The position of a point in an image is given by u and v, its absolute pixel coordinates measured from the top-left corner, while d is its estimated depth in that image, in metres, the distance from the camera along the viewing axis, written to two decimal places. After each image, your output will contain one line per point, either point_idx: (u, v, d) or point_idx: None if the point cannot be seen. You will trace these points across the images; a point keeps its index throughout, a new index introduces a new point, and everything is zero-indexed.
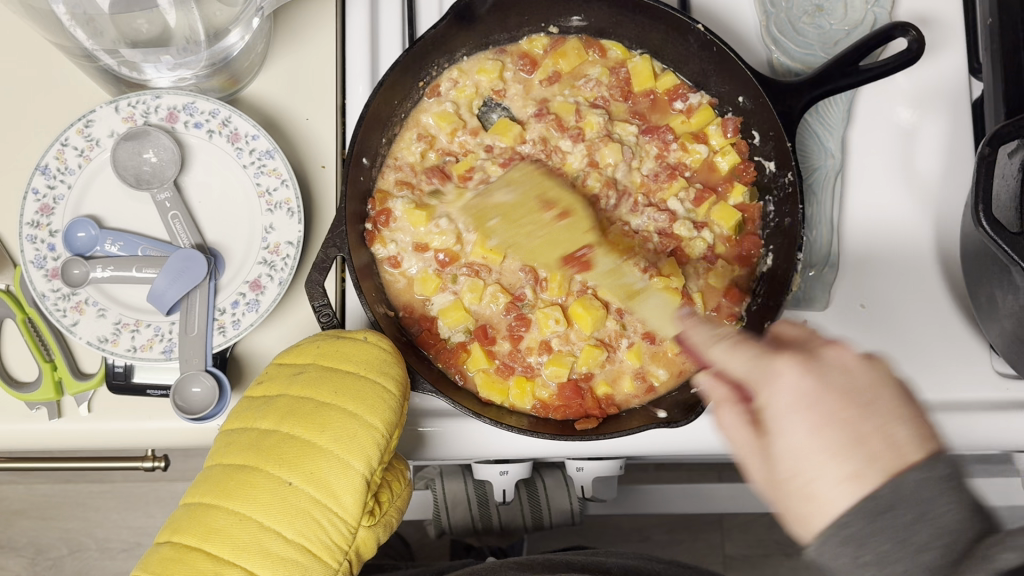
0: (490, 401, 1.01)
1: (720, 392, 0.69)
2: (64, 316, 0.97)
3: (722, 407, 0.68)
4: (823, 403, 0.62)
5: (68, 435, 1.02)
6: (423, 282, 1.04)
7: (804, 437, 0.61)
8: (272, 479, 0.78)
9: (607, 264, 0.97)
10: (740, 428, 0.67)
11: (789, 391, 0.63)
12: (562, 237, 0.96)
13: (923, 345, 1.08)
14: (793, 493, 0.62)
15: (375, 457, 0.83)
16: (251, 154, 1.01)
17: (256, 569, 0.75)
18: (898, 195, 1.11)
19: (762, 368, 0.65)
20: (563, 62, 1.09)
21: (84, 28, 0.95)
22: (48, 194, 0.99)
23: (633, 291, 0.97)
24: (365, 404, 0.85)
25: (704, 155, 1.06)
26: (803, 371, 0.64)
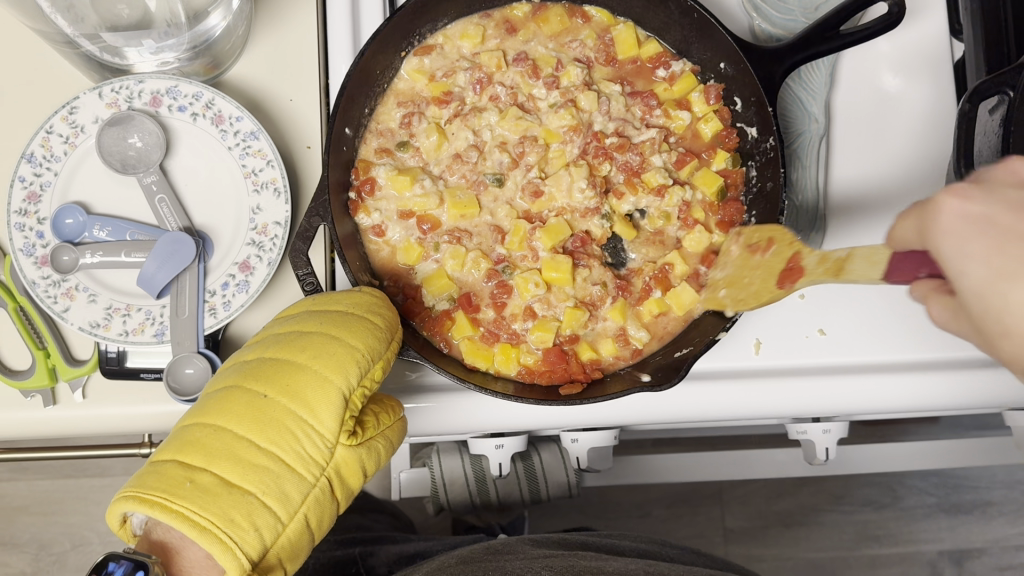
0: (476, 367, 1.00)
1: (928, 288, 0.73)
2: (55, 303, 0.97)
3: (931, 301, 0.72)
4: (999, 223, 0.63)
5: (64, 422, 1.03)
6: (406, 251, 1.03)
7: (977, 265, 0.63)
8: (248, 393, 0.74)
9: (815, 257, 0.81)
10: (950, 305, 0.70)
11: (955, 219, 0.65)
12: (776, 264, 0.87)
13: (909, 311, 1.10)
14: (998, 328, 0.62)
15: (354, 374, 0.80)
16: (235, 136, 1.02)
17: (227, 475, 0.69)
18: (880, 155, 1.12)
19: (924, 211, 0.67)
20: (545, 27, 1.09)
21: (65, 15, 0.94)
22: (34, 182, 0.99)
23: (840, 264, 0.78)
24: (350, 330, 0.83)
25: (687, 122, 1.08)
26: (964, 197, 0.65)
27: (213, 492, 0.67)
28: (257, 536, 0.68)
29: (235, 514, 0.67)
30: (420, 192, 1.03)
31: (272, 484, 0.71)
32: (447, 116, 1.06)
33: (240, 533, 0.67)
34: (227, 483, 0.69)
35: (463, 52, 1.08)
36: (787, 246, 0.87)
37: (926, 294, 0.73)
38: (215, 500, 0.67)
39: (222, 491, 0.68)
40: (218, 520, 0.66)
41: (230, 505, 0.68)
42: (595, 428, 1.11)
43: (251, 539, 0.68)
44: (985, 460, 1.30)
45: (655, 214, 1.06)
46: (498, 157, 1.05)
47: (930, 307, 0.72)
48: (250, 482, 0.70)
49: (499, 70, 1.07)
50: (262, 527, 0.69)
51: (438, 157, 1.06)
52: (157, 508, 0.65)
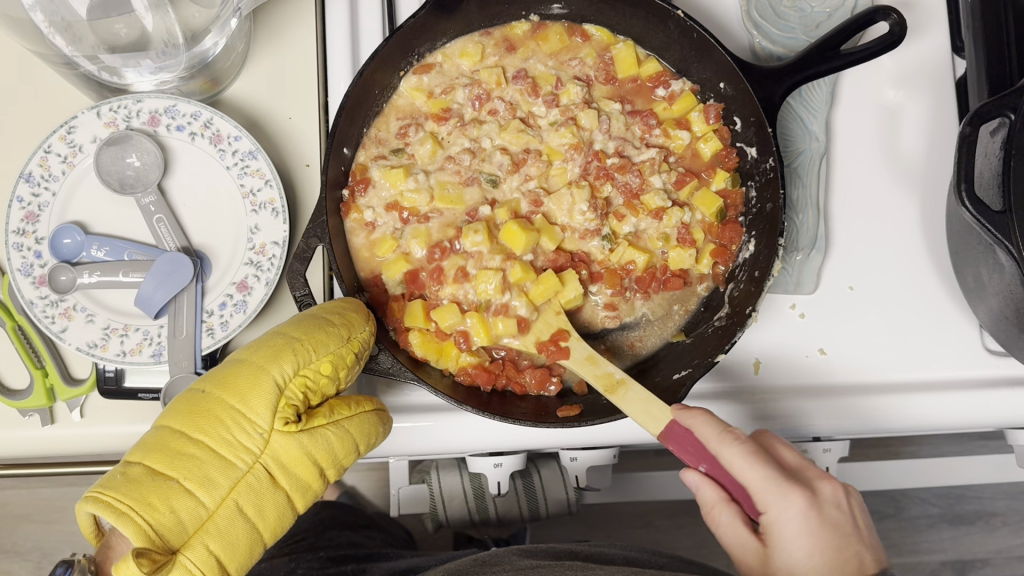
0: (424, 359, 0.99)
1: (712, 494, 0.84)
2: (52, 323, 0.97)
3: (717, 508, 0.84)
4: (823, 535, 0.78)
5: (61, 441, 1.03)
6: (382, 242, 1.02)
7: (800, 558, 0.78)
8: (189, 391, 0.79)
9: (582, 352, 0.94)
10: (736, 529, 0.82)
11: (797, 518, 0.78)
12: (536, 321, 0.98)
13: (910, 332, 1.10)
14: None
15: (293, 361, 0.81)
16: (234, 155, 1.01)
17: (152, 463, 0.73)
18: (880, 175, 1.12)
19: (781, 485, 0.80)
20: (545, 46, 1.08)
21: (63, 35, 0.94)
22: (32, 202, 0.99)
23: (612, 385, 0.90)
24: (300, 323, 0.85)
25: (687, 141, 1.06)
26: (807, 506, 0.79)
27: (136, 480, 0.71)
28: (175, 518, 0.71)
29: (153, 497, 0.71)
30: (413, 187, 1.02)
31: (196, 469, 0.73)
32: (446, 130, 1.05)
33: (156, 515, 0.70)
34: (152, 472, 0.72)
35: (462, 70, 1.08)
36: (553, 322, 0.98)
37: (711, 502, 0.84)
38: (137, 486, 0.71)
39: (144, 478, 0.71)
40: (136, 503, 0.69)
41: (149, 490, 0.71)
42: (594, 447, 1.11)
43: (166, 520, 0.70)
44: (986, 477, 1.30)
45: (653, 236, 1.04)
46: (498, 160, 1.03)
47: (714, 513, 0.84)
48: (173, 468, 0.73)
49: (498, 86, 1.06)
50: (181, 510, 0.72)
51: (432, 163, 1.04)
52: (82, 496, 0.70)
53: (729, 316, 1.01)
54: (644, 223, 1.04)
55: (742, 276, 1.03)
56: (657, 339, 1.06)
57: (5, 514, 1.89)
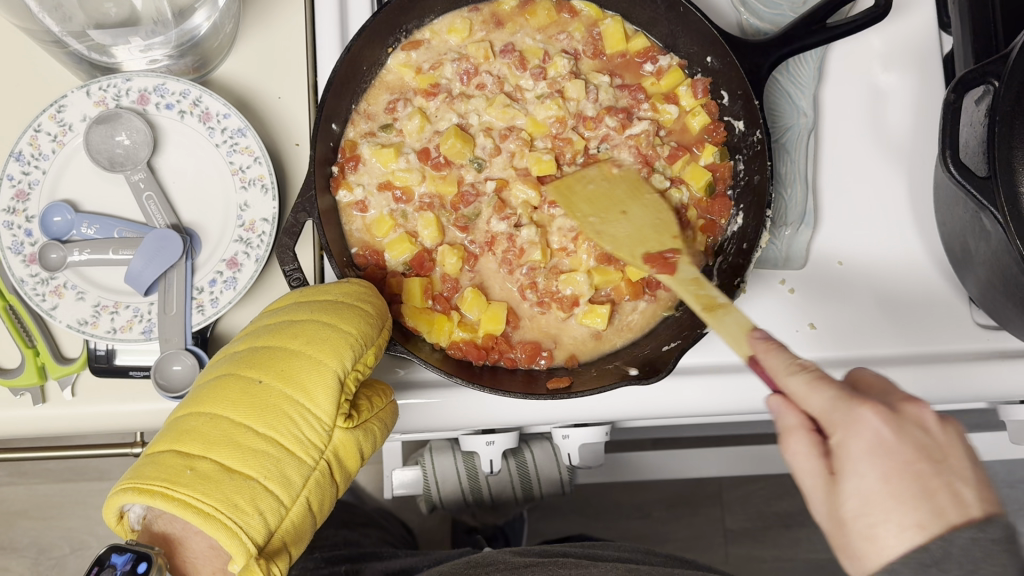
0: (416, 330, 0.99)
1: (792, 419, 0.72)
2: (43, 301, 0.98)
3: (792, 433, 0.71)
4: (904, 453, 0.65)
5: (52, 420, 1.03)
6: (379, 224, 1.02)
7: (874, 489, 0.65)
8: (243, 380, 0.80)
9: (690, 274, 0.88)
10: (809, 455, 0.70)
11: (871, 436, 0.66)
12: (649, 235, 0.95)
13: (900, 307, 1.10)
14: (854, 532, 0.65)
15: (348, 358, 0.85)
16: (223, 133, 1.02)
17: (228, 461, 0.74)
18: (870, 150, 1.12)
19: (841, 408, 0.68)
20: (533, 21, 1.07)
21: (52, 15, 0.96)
22: (22, 180, 1.00)
23: (712, 304, 0.84)
24: (343, 317, 0.89)
25: (675, 116, 1.06)
26: (883, 419, 0.66)
27: (215, 478, 0.72)
28: (261, 520, 0.73)
29: (240, 498, 0.73)
30: (404, 166, 1.03)
31: (272, 469, 0.76)
32: (435, 107, 1.05)
33: (244, 518, 0.72)
34: (227, 467, 0.74)
35: (450, 46, 1.07)
36: (671, 239, 0.94)
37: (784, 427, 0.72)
38: (217, 485, 0.72)
39: (226, 477, 0.73)
40: (222, 506, 0.71)
41: (233, 492, 0.72)
42: (586, 424, 1.12)
43: (255, 521, 0.73)
44: (980, 457, 1.31)
45: None
46: (482, 143, 1.03)
47: (787, 439, 0.72)
48: (250, 466, 0.75)
49: (486, 61, 1.05)
50: (265, 511, 0.74)
51: (419, 139, 1.04)
52: (159, 497, 0.70)
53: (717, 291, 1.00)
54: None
55: (731, 249, 1.02)
56: (645, 317, 1.04)
57: (3, 510, 1.91)
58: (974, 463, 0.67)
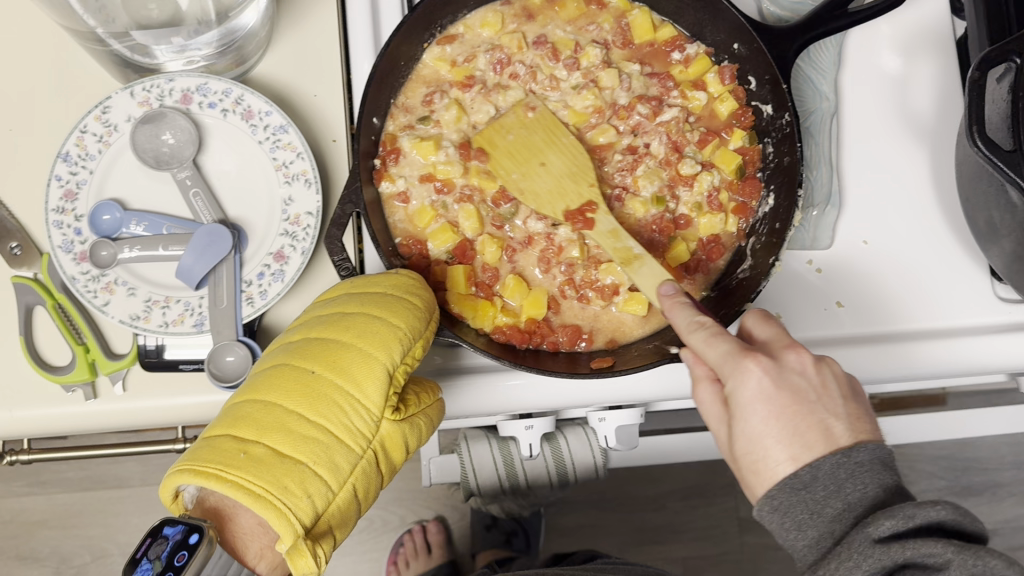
0: (462, 315, 1.02)
1: (700, 370, 0.84)
2: (95, 297, 1.00)
3: (702, 382, 0.84)
4: (782, 399, 0.75)
5: (106, 414, 1.05)
6: (420, 214, 1.05)
7: (760, 425, 0.76)
8: (298, 370, 0.80)
9: (608, 225, 0.97)
10: (713, 401, 0.83)
11: (754, 387, 0.76)
12: (569, 186, 1.00)
13: (925, 284, 1.13)
14: (747, 465, 0.77)
15: (397, 351, 0.85)
16: (266, 130, 1.04)
17: (278, 447, 0.74)
18: (891, 130, 1.15)
19: (732, 363, 0.77)
20: (563, 13, 1.10)
21: (96, 16, 0.96)
22: (70, 180, 1.02)
23: (630, 256, 0.94)
24: (392, 311, 0.89)
25: (704, 102, 1.09)
26: (764, 371, 0.76)
27: (266, 462, 0.72)
28: (310, 502, 0.72)
29: (289, 482, 0.72)
30: (444, 159, 1.05)
31: (322, 454, 0.75)
32: (470, 98, 1.08)
33: (294, 500, 0.71)
34: (277, 453, 0.74)
35: (483, 40, 1.10)
36: (587, 186, 0.99)
37: (698, 376, 0.84)
38: (268, 469, 0.72)
39: (276, 462, 0.72)
40: (272, 488, 0.71)
41: (284, 475, 0.72)
42: (621, 406, 1.16)
43: (304, 505, 0.72)
44: (998, 433, 1.34)
45: (687, 206, 1.07)
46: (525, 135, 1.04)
47: (698, 387, 0.84)
48: (301, 451, 0.74)
49: (519, 51, 1.08)
50: (314, 495, 0.73)
51: (457, 130, 1.06)
52: (213, 479, 0.70)
53: (752, 270, 1.03)
54: (677, 190, 1.07)
55: (762, 230, 1.05)
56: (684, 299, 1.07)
57: (22, 520, 1.92)
58: (843, 400, 0.78)
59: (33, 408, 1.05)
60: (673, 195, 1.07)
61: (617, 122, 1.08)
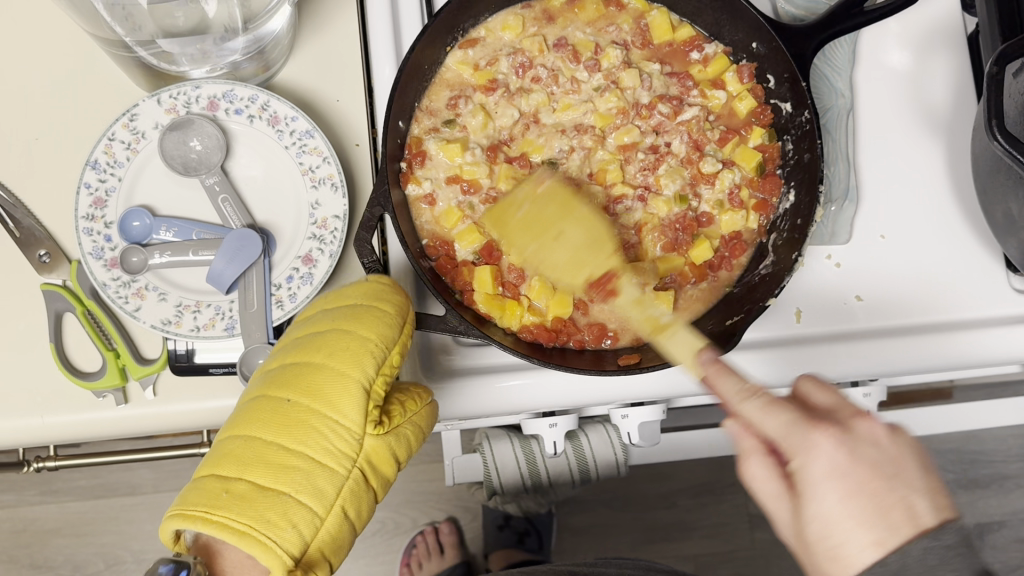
0: (490, 317, 1.04)
1: (753, 443, 0.77)
2: (126, 303, 1.01)
3: (754, 456, 0.77)
4: (858, 473, 0.69)
5: (138, 418, 1.06)
6: (447, 215, 1.07)
7: (835, 504, 0.69)
8: (272, 399, 0.80)
9: (633, 294, 0.94)
10: (770, 477, 0.76)
11: (827, 460, 0.70)
12: (587, 258, 0.96)
13: (942, 277, 1.14)
14: (821, 551, 0.70)
15: (371, 366, 0.84)
16: (292, 136, 1.05)
17: (261, 481, 0.75)
18: (906, 126, 1.17)
19: (795, 433, 0.72)
20: (582, 15, 1.13)
21: (123, 25, 0.97)
22: (99, 188, 1.03)
23: (660, 324, 0.90)
24: (363, 323, 0.87)
25: (723, 101, 1.11)
26: (837, 444, 0.70)
27: (248, 498, 0.74)
28: (295, 532, 0.74)
29: (272, 515, 0.74)
30: (471, 160, 1.07)
31: (305, 482, 0.76)
32: (494, 101, 1.10)
33: (278, 532, 0.73)
34: (260, 487, 0.75)
35: (505, 43, 1.12)
36: (609, 257, 0.96)
37: (746, 449, 0.77)
38: (251, 505, 0.73)
39: (258, 496, 0.74)
40: (255, 523, 0.73)
41: (266, 509, 0.74)
42: (643, 403, 1.15)
43: (290, 535, 0.74)
44: None
45: (709, 203, 1.10)
46: (559, 144, 1.09)
47: (749, 461, 0.78)
48: (283, 482, 0.76)
49: (540, 54, 1.11)
50: (299, 523, 0.75)
51: (484, 135, 1.09)
52: (198, 522, 0.72)
53: (774, 266, 1.04)
54: (699, 189, 1.10)
55: (783, 226, 1.07)
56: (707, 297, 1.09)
57: (35, 529, 1.93)
58: (923, 469, 0.70)
59: (61, 414, 1.05)
60: (695, 193, 1.10)
61: (640, 122, 1.11)
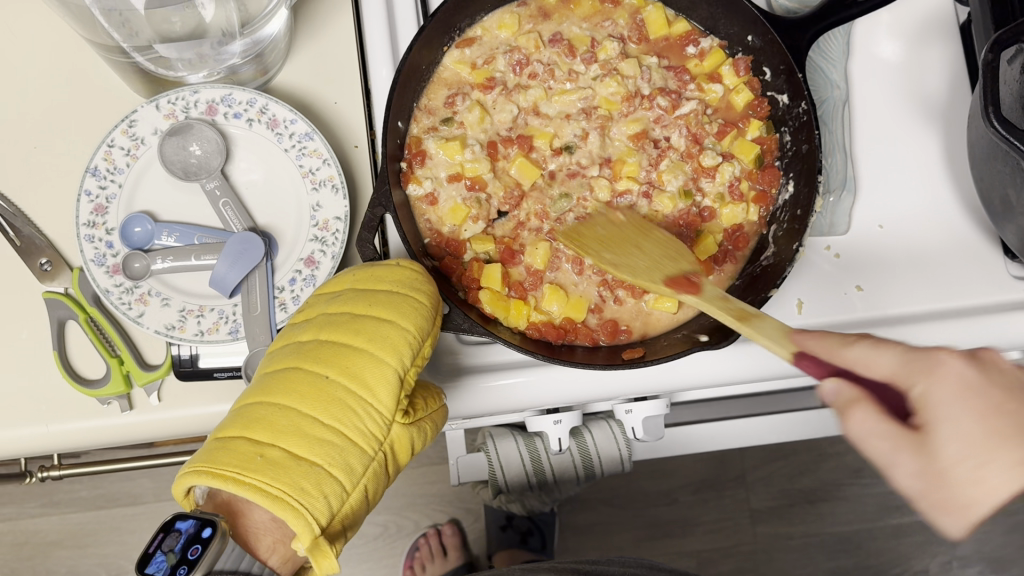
0: (495, 316, 1.03)
1: (849, 394, 0.71)
2: (130, 309, 1.01)
3: (855, 406, 0.70)
4: (992, 395, 0.68)
5: (141, 426, 1.06)
6: (454, 212, 1.06)
7: (964, 427, 0.66)
8: (310, 373, 0.81)
9: (715, 293, 0.87)
10: (876, 423, 0.69)
11: (956, 381, 0.68)
12: (667, 265, 0.93)
13: (942, 266, 1.15)
14: (958, 480, 0.66)
15: (407, 356, 0.86)
16: (291, 138, 1.05)
17: (295, 450, 0.77)
18: (902, 113, 1.18)
19: (920, 358, 0.69)
20: (578, 11, 1.13)
21: (120, 31, 0.96)
22: (100, 195, 1.03)
23: (746, 316, 0.83)
24: (399, 309, 0.89)
25: (720, 94, 1.12)
26: (965, 362, 0.69)
27: (281, 465, 0.75)
28: (325, 503, 0.76)
29: (305, 483, 0.75)
30: (471, 157, 1.07)
31: (337, 456, 0.78)
32: (492, 99, 1.10)
33: (310, 500, 0.75)
34: (294, 455, 0.77)
35: (501, 41, 1.12)
36: (688, 264, 0.93)
37: (846, 403, 0.71)
38: (285, 471, 0.75)
39: (293, 464, 0.76)
40: (289, 489, 0.74)
41: (300, 476, 0.75)
42: (647, 397, 1.16)
43: (320, 505, 0.75)
44: None
45: (711, 196, 1.10)
46: (572, 130, 1.10)
47: (847, 415, 0.71)
48: (316, 453, 0.77)
49: (536, 50, 1.11)
50: (329, 495, 0.77)
51: (481, 130, 1.09)
52: (232, 483, 0.73)
53: (776, 257, 1.04)
54: (700, 183, 1.10)
55: (783, 217, 1.07)
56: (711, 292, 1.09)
57: (37, 541, 1.92)
58: None
59: (66, 422, 1.05)
60: (697, 187, 1.10)
61: (642, 113, 1.11)
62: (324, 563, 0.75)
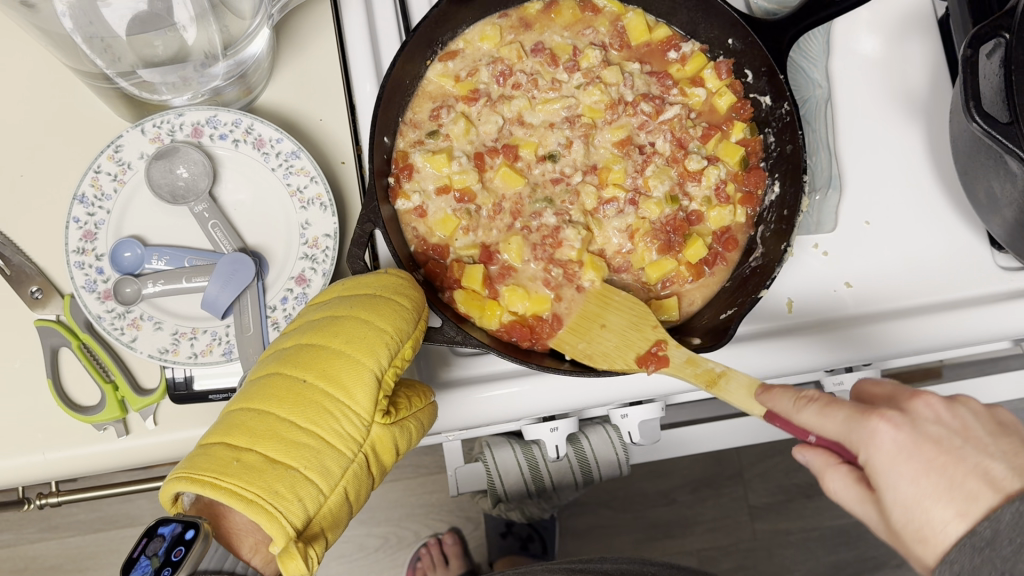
0: (470, 315, 1.03)
1: (822, 459, 0.79)
2: (122, 334, 1.01)
3: (828, 472, 0.78)
4: (925, 452, 0.69)
5: (138, 451, 1.05)
6: (443, 222, 1.07)
7: (907, 489, 0.69)
8: (288, 378, 0.82)
9: (683, 356, 0.91)
10: (847, 486, 0.77)
11: (888, 446, 0.70)
12: (634, 337, 0.94)
13: (929, 262, 1.15)
14: (908, 533, 0.70)
15: (385, 357, 0.86)
16: (278, 157, 1.06)
17: (271, 454, 0.77)
18: (884, 109, 1.19)
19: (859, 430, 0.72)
20: (559, 20, 1.15)
21: (103, 57, 0.96)
22: (89, 221, 1.03)
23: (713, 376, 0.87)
24: (379, 312, 0.89)
25: (703, 98, 1.13)
26: (893, 426, 0.71)
27: (257, 469, 0.76)
28: (300, 506, 0.76)
29: (280, 486, 0.76)
30: (458, 168, 1.08)
31: (312, 459, 0.79)
32: (476, 111, 1.11)
33: (284, 504, 0.75)
34: (269, 459, 0.77)
35: (484, 53, 1.13)
36: (652, 329, 0.93)
37: (822, 467, 0.79)
38: (260, 475, 0.75)
39: (268, 469, 0.76)
40: (264, 493, 0.74)
41: (275, 480, 0.76)
42: (642, 401, 1.16)
43: (294, 509, 0.76)
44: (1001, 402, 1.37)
45: (699, 199, 1.11)
46: (556, 139, 1.11)
47: (826, 478, 0.79)
48: (292, 457, 0.78)
49: (519, 61, 1.12)
50: (305, 498, 0.77)
51: (467, 142, 1.10)
52: (207, 486, 0.73)
53: (764, 258, 1.05)
54: (687, 187, 1.11)
55: (771, 218, 1.07)
56: (700, 297, 1.08)
57: (36, 567, 1.91)
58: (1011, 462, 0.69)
59: (62, 449, 1.05)
60: (683, 192, 1.11)
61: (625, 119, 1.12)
62: (293, 565, 0.75)
